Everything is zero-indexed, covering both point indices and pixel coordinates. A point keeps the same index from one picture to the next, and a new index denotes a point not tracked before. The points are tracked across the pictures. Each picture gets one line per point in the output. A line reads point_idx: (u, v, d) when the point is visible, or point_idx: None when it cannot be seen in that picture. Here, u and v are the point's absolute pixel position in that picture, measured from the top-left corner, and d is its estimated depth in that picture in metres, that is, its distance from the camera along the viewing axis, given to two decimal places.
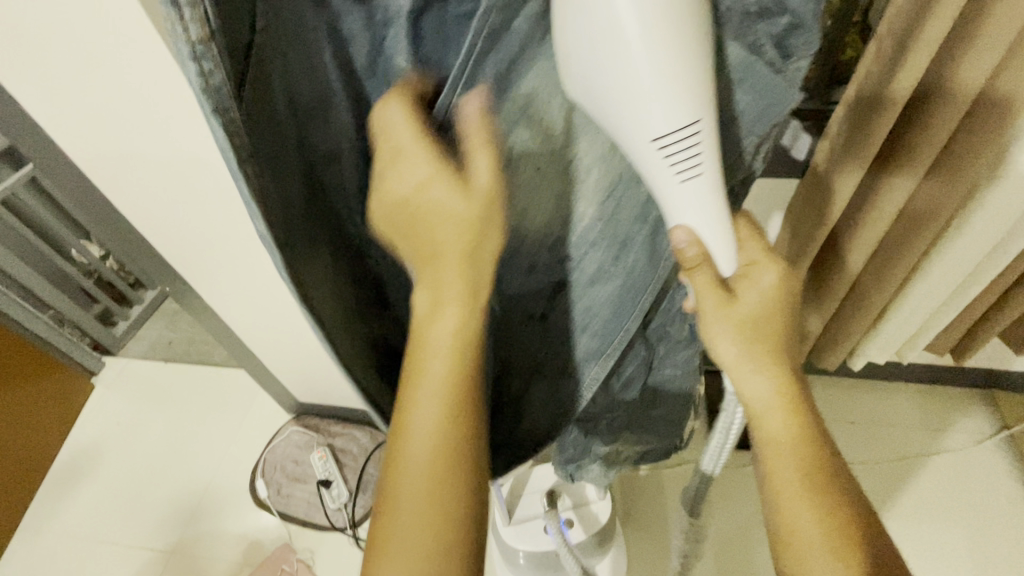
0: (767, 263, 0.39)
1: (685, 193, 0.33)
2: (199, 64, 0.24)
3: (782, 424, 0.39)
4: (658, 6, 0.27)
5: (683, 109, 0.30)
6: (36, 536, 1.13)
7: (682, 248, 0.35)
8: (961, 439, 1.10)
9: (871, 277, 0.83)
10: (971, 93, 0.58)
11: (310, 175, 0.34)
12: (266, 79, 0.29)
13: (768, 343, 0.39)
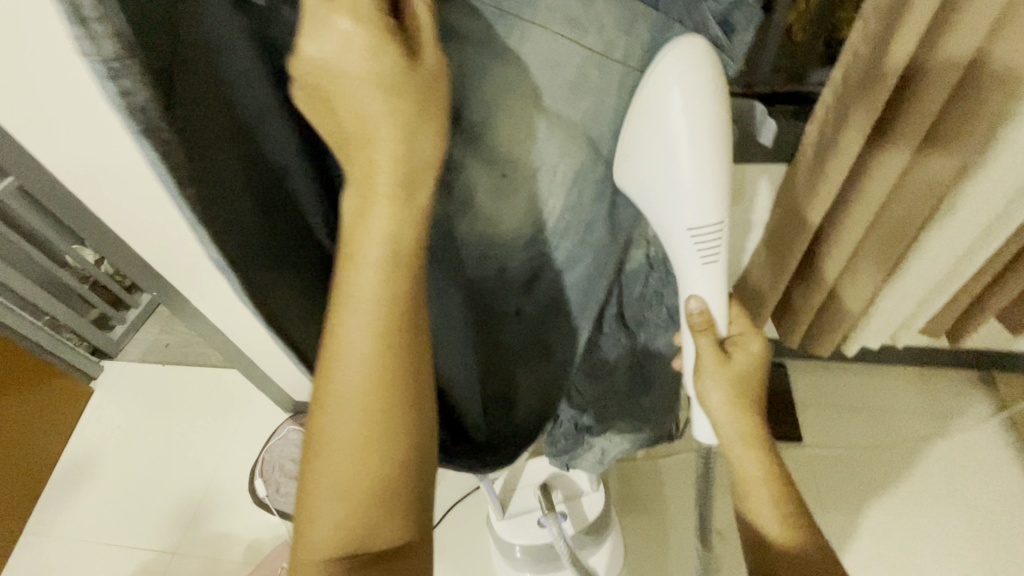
0: (753, 334, 0.45)
1: (702, 274, 0.40)
2: (119, 85, 0.21)
3: (759, 465, 0.45)
4: (708, 131, 0.32)
5: (712, 211, 0.36)
6: (41, 541, 1.14)
7: (692, 313, 0.42)
8: (959, 422, 1.09)
9: (863, 263, 0.82)
10: (958, 72, 0.57)
11: (263, 186, 0.30)
12: (197, 94, 0.25)
13: (753, 399, 0.45)
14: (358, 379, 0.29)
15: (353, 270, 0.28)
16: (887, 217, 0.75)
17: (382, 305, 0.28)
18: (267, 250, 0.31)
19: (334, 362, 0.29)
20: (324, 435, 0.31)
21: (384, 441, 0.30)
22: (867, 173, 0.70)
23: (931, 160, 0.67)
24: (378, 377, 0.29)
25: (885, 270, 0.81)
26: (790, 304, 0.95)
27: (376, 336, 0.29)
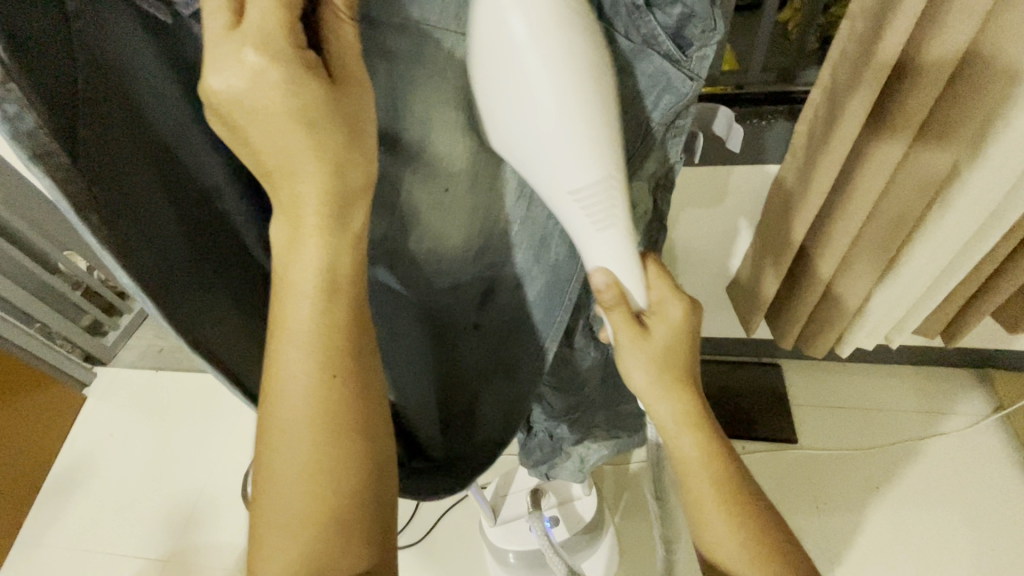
0: (672, 297, 0.39)
1: (602, 239, 0.34)
2: (0, 111, 0.22)
3: (695, 448, 0.42)
4: (569, 66, 0.27)
5: (595, 165, 0.30)
6: (34, 548, 1.14)
7: (601, 289, 0.36)
8: (955, 420, 1.08)
9: (854, 262, 0.82)
10: (948, 69, 0.56)
11: (181, 210, 0.30)
12: (102, 118, 0.26)
13: (680, 374, 0.41)
14: (301, 406, 0.29)
15: (291, 295, 0.29)
16: (877, 217, 0.75)
17: (324, 328, 0.29)
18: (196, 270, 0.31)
19: (274, 388, 0.29)
20: (270, 469, 0.30)
21: (336, 473, 0.30)
22: (858, 167, 0.69)
23: (921, 159, 0.66)
24: (320, 402, 0.29)
25: (877, 269, 0.80)
26: (783, 305, 0.94)
27: (314, 360, 0.29)
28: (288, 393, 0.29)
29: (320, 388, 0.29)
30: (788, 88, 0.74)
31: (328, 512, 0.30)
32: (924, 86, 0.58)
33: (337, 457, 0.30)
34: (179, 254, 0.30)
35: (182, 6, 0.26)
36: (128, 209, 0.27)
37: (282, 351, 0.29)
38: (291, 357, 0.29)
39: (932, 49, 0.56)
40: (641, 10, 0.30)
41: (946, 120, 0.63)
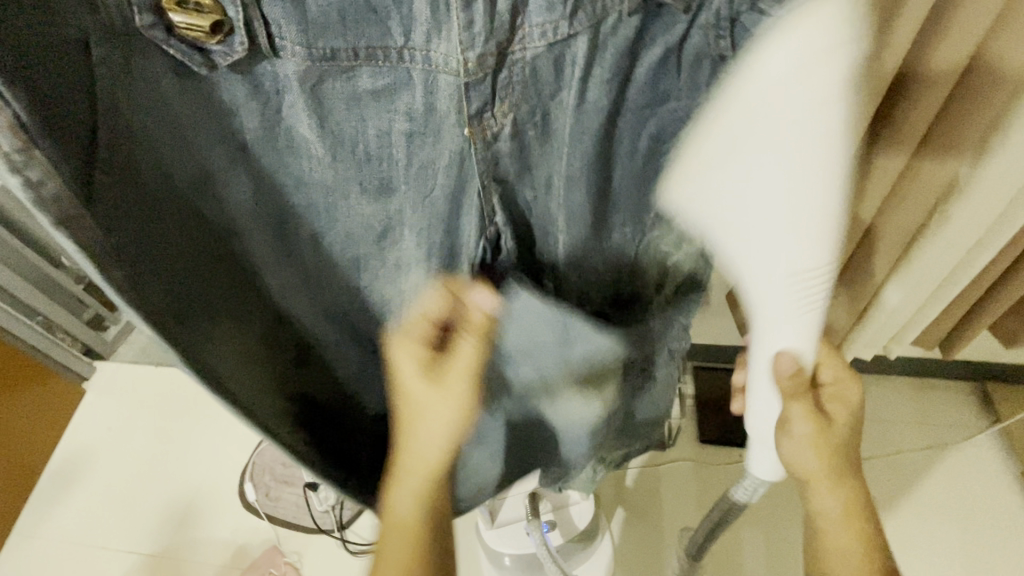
0: (852, 384, 0.55)
1: (802, 317, 0.43)
2: (23, 175, 0.29)
3: (841, 514, 0.52)
4: (807, 169, 0.32)
5: (818, 256, 0.37)
6: (30, 541, 1.14)
7: (785, 359, 0.46)
8: (954, 434, 1.09)
9: (851, 275, 0.82)
10: (948, 80, 0.57)
11: (192, 247, 0.41)
12: (113, 166, 0.35)
13: (840, 453, 0.53)
14: (413, 477, 0.51)
15: (420, 423, 0.50)
16: (876, 229, 0.75)
17: (436, 451, 0.50)
18: (189, 279, 0.42)
19: (408, 465, 0.51)
20: (392, 506, 0.52)
21: (428, 507, 0.52)
22: (870, 162, 0.67)
23: (922, 171, 0.67)
24: (426, 479, 0.51)
25: (875, 281, 0.80)
26: None
27: (420, 475, 0.51)
28: (411, 467, 0.51)
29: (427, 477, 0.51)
30: None
31: (421, 531, 0.52)
32: (931, 92, 0.58)
33: (433, 502, 0.52)
34: (174, 266, 0.40)
35: (218, 57, 0.33)
36: (127, 228, 0.37)
37: (415, 436, 0.50)
38: (420, 444, 0.50)
39: (935, 62, 0.56)
40: (731, 58, 0.38)
41: (948, 132, 0.63)
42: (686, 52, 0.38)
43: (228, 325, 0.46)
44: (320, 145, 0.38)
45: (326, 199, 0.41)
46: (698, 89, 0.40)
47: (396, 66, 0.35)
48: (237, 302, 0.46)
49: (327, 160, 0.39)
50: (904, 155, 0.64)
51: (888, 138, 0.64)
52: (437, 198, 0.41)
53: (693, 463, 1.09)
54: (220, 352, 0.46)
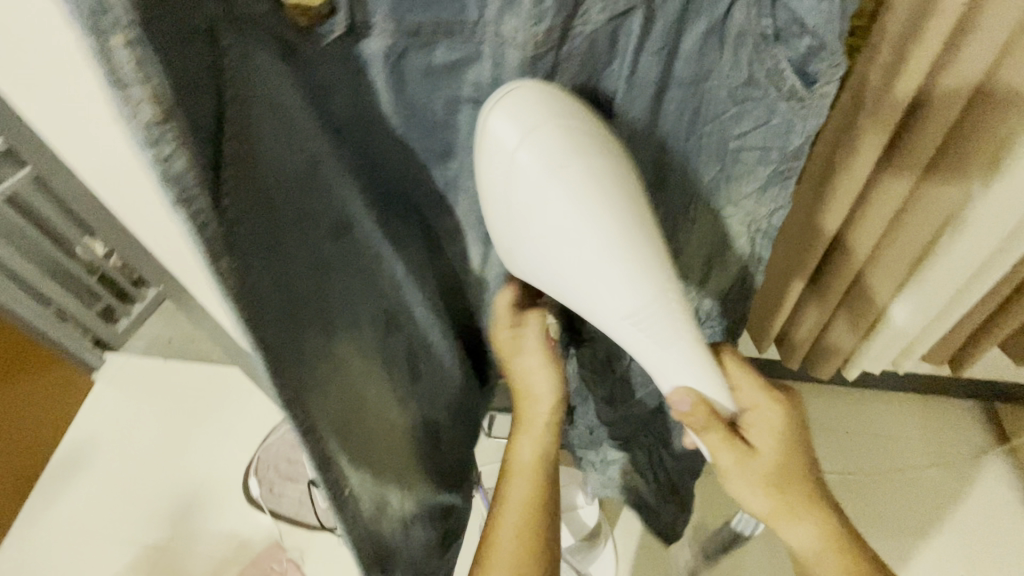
0: (771, 406, 0.54)
1: (673, 353, 0.44)
2: (157, 153, 0.27)
3: (818, 552, 0.54)
4: (593, 200, 0.40)
5: (643, 291, 0.42)
6: (33, 528, 1.14)
7: (687, 405, 0.45)
8: (960, 453, 1.08)
9: (860, 289, 0.83)
10: (962, 100, 0.58)
11: (302, 221, 0.41)
12: (249, 143, 0.35)
13: (799, 487, 0.53)
14: (517, 512, 0.58)
15: (517, 450, 0.60)
16: (888, 244, 0.75)
17: (535, 451, 0.60)
18: (314, 285, 0.43)
19: (505, 507, 0.58)
20: (494, 558, 0.56)
21: (537, 559, 0.56)
22: (876, 181, 0.69)
23: (931, 189, 0.68)
24: (529, 511, 0.58)
25: (885, 295, 0.81)
26: (793, 327, 0.94)
27: (533, 475, 0.59)
28: (513, 487, 0.59)
29: (525, 504, 0.58)
30: None
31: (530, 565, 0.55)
32: (942, 110, 0.59)
33: (537, 537, 0.57)
34: (301, 277, 0.42)
35: (322, 33, 0.35)
36: (258, 230, 0.37)
37: (514, 482, 0.59)
38: (519, 480, 0.59)
39: (951, 78, 0.57)
40: (770, 43, 0.41)
41: (960, 149, 0.63)
42: (728, 34, 0.40)
43: (346, 344, 0.48)
44: (392, 109, 0.40)
45: (400, 154, 0.44)
46: (741, 71, 0.43)
47: (470, 34, 0.37)
48: (344, 291, 0.47)
49: (402, 125, 0.42)
50: (909, 179, 0.66)
51: (898, 158, 0.65)
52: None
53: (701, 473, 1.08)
54: (344, 351, 0.48)
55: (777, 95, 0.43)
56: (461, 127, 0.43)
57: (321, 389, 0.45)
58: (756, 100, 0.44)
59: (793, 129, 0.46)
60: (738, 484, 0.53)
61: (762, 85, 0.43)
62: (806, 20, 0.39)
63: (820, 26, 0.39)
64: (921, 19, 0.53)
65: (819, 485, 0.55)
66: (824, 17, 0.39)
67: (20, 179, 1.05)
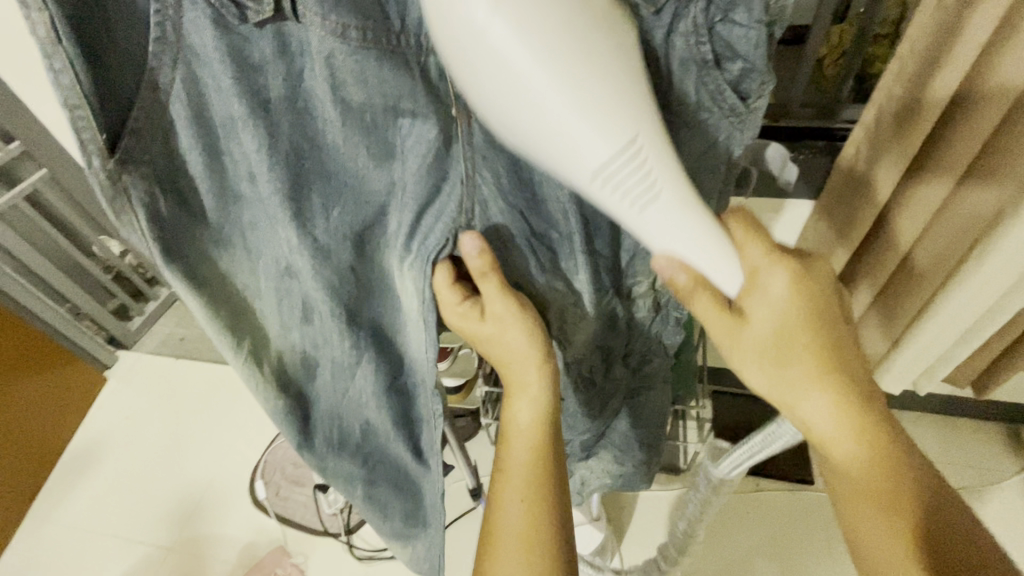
0: (770, 269, 0.43)
1: (651, 217, 0.36)
2: (52, 66, 0.32)
3: (857, 449, 0.44)
4: (555, 47, 0.29)
5: (611, 140, 0.32)
6: (44, 526, 1.15)
7: (672, 274, 0.40)
8: (984, 480, 1.04)
9: (898, 290, 0.81)
10: (1006, 104, 0.55)
11: (223, 181, 0.40)
12: (169, 89, 0.35)
13: (808, 363, 0.44)
14: (523, 471, 0.47)
15: (515, 404, 0.48)
16: (933, 244, 0.73)
17: (537, 414, 0.48)
18: (218, 214, 0.42)
19: (505, 471, 0.48)
20: (496, 541, 0.46)
21: (547, 510, 0.46)
22: (913, 184, 0.67)
23: (967, 194, 0.66)
24: (535, 476, 0.47)
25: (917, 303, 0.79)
26: None
27: (533, 440, 0.47)
28: (514, 446, 0.48)
29: (532, 461, 0.47)
30: (830, 126, 0.73)
31: (528, 542, 0.45)
32: (982, 109, 0.56)
33: (534, 509, 0.46)
34: (207, 211, 0.41)
35: (251, 13, 0.34)
36: (154, 166, 0.37)
37: (511, 436, 0.48)
38: (518, 433, 0.48)
39: (985, 91, 0.55)
40: (712, 67, 0.39)
41: (996, 159, 0.61)
42: (674, 62, 0.39)
43: (237, 265, 0.45)
44: (334, 108, 0.38)
45: (333, 160, 0.40)
46: (690, 94, 0.40)
47: (397, 51, 0.36)
48: (250, 247, 0.44)
49: (340, 123, 0.38)
50: (947, 185, 0.63)
51: (937, 165, 0.63)
52: (420, 184, 0.40)
53: (712, 491, 1.05)
54: (245, 297, 0.47)
55: (719, 115, 0.42)
56: (399, 142, 0.39)
57: (201, 287, 0.44)
58: (703, 121, 0.42)
59: (732, 145, 0.44)
60: (749, 377, 0.46)
61: (707, 107, 0.41)
62: (738, 46, 0.39)
63: (749, 52, 0.39)
64: (954, 31, 0.52)
65: (849, 360, 0.44)
66: (752, 43, 0.38)
67: (37, 181, 1.06)
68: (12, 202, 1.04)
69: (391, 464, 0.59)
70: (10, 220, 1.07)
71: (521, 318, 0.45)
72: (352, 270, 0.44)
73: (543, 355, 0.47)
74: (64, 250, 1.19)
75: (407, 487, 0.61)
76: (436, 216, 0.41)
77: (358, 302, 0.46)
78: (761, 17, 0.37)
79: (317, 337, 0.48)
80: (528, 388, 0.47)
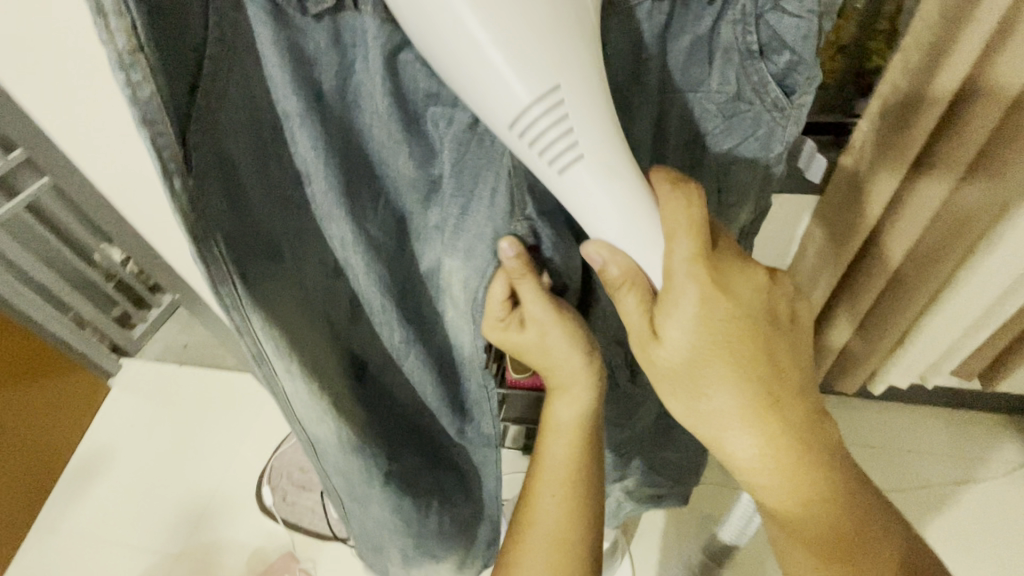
0: (688, 280, 0.37)
1: (573, 178, 0.34)
2: (127, 75, 0.27)
3: (783, 486, 0.42)
4: None
5: (532, 85, 0.30)
6: (51, 536, 1.15)
7: (603, 266, 0.37)
8: (991, 470, 1.04)
9: (891, 300, 0.79)
10: (1007, 100, 0.55)
11: (272, 187, 0.37)
12: (226, 90, 0.33)
13: (740, 391, 0.38)
14: (558, 470, 0.48)
15: (557, 408, 0.48)
16: (928, 245, 0.71)
17: (578, 415, 0.48)
18: (271, 223, 0.38)
19: (540, 474, 0.49)
20: (524, 547, 0.48)
21: (581, 506, 0.49)
22: (913, 182, 0.66)
23: (969, 192, 0.65)
24: (570, 475, 0.48)
25: (915, 309, 0.78)
26: (817, 335, 0.91)
27: (573, 437, 0.48)
28: (554, 446, 0.49)
29: (571, 461, 0.48)
30: (837, 120, 0.74)
31: (562, 543, 0.48)
32: (987, 102, 0.56)
33: (573, 509, 0.48)
34: (264, 219, 0.38)
35: (313, 4, 0.32)
36: (214, 173, 0.34)
37: (550, 437, 0.49)
38: (556, 435, 0.48)
39: (992, 81, 0.55)
40: (756, 57, 0.38)
41: (999, 153, 0.61)
42: (716, 48, 0.38)
43: (291, 274, 0.41)
44: (386, 100, 0.36)
45: (375, 154, 0.39)
46: (729, 83, 0.40)
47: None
48: (301, 252, 0.41)
49: (384, 118, 0.37)
50: (949, 181, 0.63)
51: (939, 160, 0.62)
52: (466, 167, 0.39)
53: (722, 487, 1.05)
54: (298, 317, 0.43)
55: (761, 108, 0.41)
56: (445, 133, 0.38)
57: (273, 313, 0.40)
58: (743, 113, 0.41)
59: (773, 140, 0.42)
60: (668, 401, 0.41)
61: (748, 99, 0.40)
62: (786, 36, 0.37)
63: (798, 43, 0.37)
64: (960, 22, 0.52)
65: (789, 391, 0.40)
66: (802, 34, 0.37)
67: (39, 190, 1.06)
68: (13, 212, 1.04)
69: (438, 446, 0.61)
70: (13, 230, 1.07)
71: (567, 324, 0.44)
72: (397, 261, 0.44)
73: (590, 358, 0.46)
74: (66, 259, 1.19)
75: (454, 469, 0.64)
76: (480, 210, 0.39)
77: (409, 299, 0.46)
78: (815, 6, 0.36)
79: (364, 331, 0.48)
80: (575, 394, 0.47)
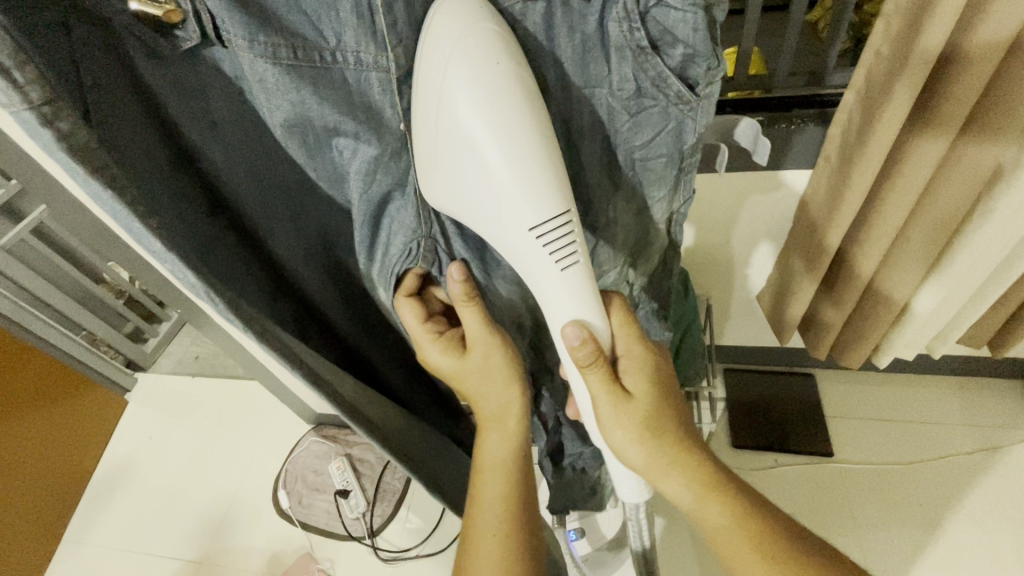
0: (641, 353, 0.41)
1: (561, 281, 0.35)
2: (55, 127, 0.28)
3: (725, 520, 0.43)
4: (493, 88, 0.30)
5: (545, 204, 0.33)
6: (80, 548, 1.18)
7: (576, 342, 0.36)
8: (1009, 437, 1.02)
9: (891, 269, 0.78)
10: (999, 55, 0.53)
11: (195, 223, 0.40)
12: (119, 133, 0.34)
13: (673, 439, 0.42)
14: (495, 506, 0.47)
15: (489, 443, 0.49)
16: (922, 212, 0.69)
17: (509, 447, 0.48)
18: (212, 252, 0.41)
19: (478, 511, 0.48)
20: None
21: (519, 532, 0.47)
22: (906, 144, 0.64)
23: (965, 157, 0.63)
24: (507, 505, 0.47)
25: (915, 277, 0.76)
26: (816, 313, 0.91)
27: (506, 472, 0.48)
28: (486, 479, 0.48)
29: (502, 488, 0.48)
30: (820, 92, 0.72)
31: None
32: (975, 61, 0.54)
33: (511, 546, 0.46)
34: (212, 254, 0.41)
35: (182, 40, 0.32)
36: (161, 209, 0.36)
37: (485, 465, 0.48)
38: (493, 451, 0.48)
39: (980, 40, 0.53)
40: (649, 53, 0.35)
41: (991, 112, 0.58)
42: (609, 45, 0.36)
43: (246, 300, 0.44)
44: (284, 130, 0.36)
45: (284, 166, 0.41)
46: (627, 82, 0.37)
47: (330, 69, 0.34)
48: (245, 266, 0.45)
49: (290, 143, 0.38)
50: (943, 143, 0.60)
51: (929, 120, 0.60)
52: (376, 193, 0.39)
53: None
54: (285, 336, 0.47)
55: (665, 102, 0.38)
56: (352, 162, 0.38)
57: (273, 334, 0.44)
58: (648, 109, 0.38)
59: (684, 132, 0.40)
60: (627, 458, 0.42)
61: (650, 94, 0.37)
62: (677, 31, 0.34)
63: (690, 37, 0.34)
64: None
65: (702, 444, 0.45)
66: (691, 26, 0.34)
67: (42, 215, 1.10)
68: (20, 237, 1.07)
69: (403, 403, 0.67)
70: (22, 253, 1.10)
71: (498, 348, 0.45)
72: (317, 249, 0.48)
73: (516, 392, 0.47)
74: (75, 279, 1.22)
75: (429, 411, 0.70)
76: (400, 229, 0.40)
77: (343, 274, 0.51)
78: None
79: (317, 312, 0.53)
80: (506, 427, 0.48)
